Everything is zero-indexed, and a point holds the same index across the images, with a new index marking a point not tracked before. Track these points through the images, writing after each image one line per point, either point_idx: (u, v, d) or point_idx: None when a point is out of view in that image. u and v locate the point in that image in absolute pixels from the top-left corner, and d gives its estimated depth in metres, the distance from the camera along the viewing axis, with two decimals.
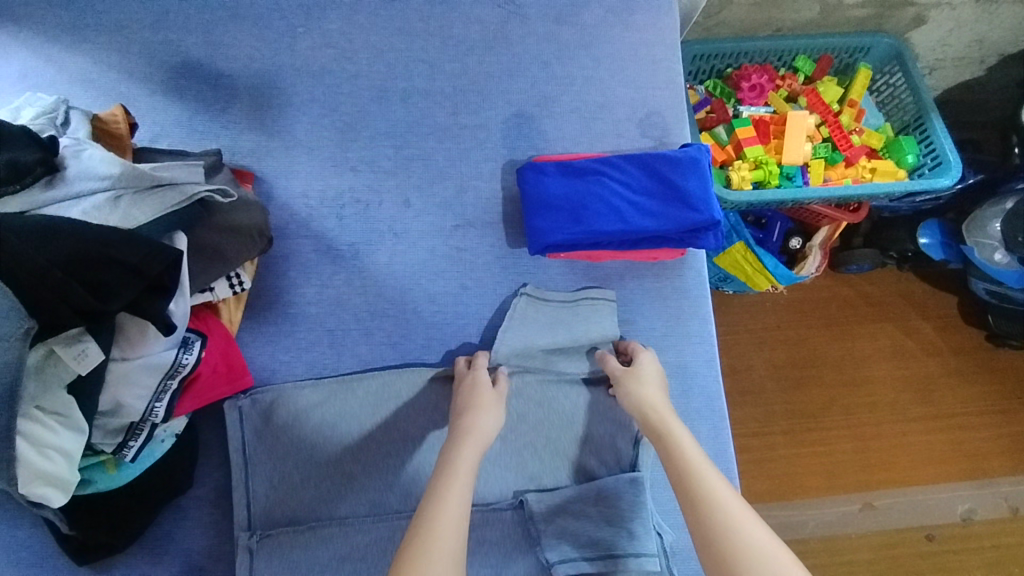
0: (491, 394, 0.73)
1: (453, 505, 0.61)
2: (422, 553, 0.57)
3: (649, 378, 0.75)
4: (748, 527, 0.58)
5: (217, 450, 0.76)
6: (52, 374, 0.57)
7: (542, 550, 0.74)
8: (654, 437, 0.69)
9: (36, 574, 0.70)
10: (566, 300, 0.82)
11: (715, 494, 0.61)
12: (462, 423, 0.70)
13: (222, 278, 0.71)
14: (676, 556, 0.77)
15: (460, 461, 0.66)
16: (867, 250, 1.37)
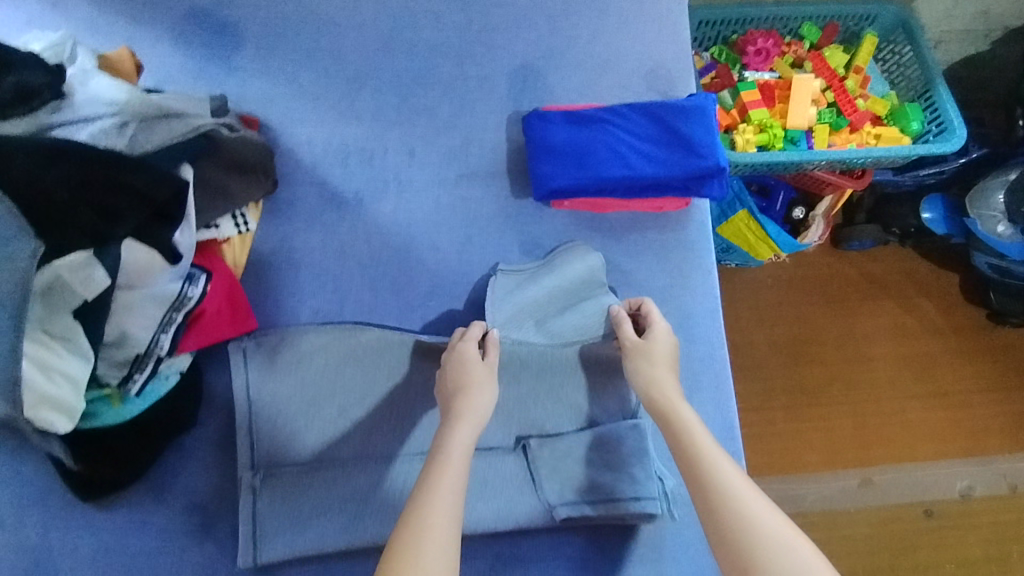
0: (483, 368, 0.70)
1: (447, 487, 0.59)
2: (417, 539, 0.55)
3: (659, 353, 0.72)
4: (763, 512, 0.56)
5: (219, 393, 0.76)
6: (59, 299, 0.56)
7: (543, 493, 0.75)
8: (660, 418, 0.67)
9: (41, 511, 0.71)
10: (539, 263, 0.82)
11: (726, 479, 0.59)
12: (452, 404, 0.67)
13: (227, 217, 0.72)
14: (676, 502, 0.78)
15: (453, 440, 0.63)
16: (868, 226, 1.37)
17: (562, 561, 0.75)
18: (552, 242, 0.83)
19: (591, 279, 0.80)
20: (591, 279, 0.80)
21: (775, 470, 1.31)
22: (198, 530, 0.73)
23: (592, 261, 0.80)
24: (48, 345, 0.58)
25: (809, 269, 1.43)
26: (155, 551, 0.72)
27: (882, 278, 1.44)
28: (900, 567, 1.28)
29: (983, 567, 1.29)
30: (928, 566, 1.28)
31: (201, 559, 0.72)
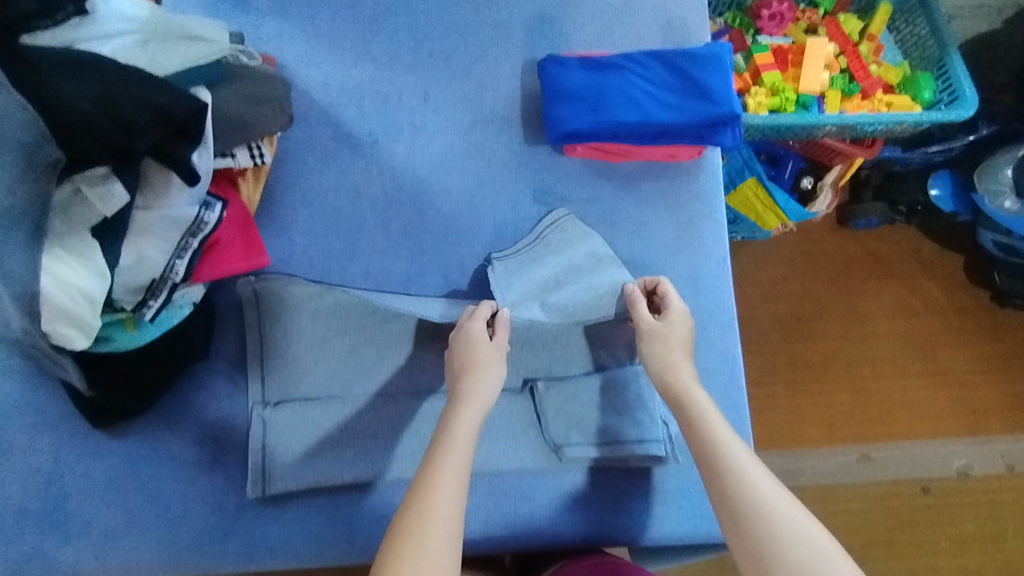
0: (489, 348, 0.69)
1: (451, 471, 0.59)
2: (421, 522, 0.55)
3: (675, 339, 0.71)
4: (780, 506, 0.56)
5: (231, 328, 0.77)
6: (77, 213, 0.58)
7: (549, 432, 0.77)
8: (676, 407, 0.67)
9: (54, 436, 0.72)
10: (531, 241, 0.80)
11: (743, 471, 0.59)
12: (458, 386, 0.66)
13: (243, 146, 0.70)
14: (680, 447, 0.79)
15: (459, 422, 0.63)
16: (876, 205, 1.33)
17: (566, 502, 0.76)
18: (564, 189, 0.83)
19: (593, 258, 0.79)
20: (594, 256, 0.79)
21: (774, 442, 1.30)
22: (208, 460, 0.73)
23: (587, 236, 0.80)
24: (65, 261, 0.59)
25: (815, 245, 1.39)
26: (166, 479, 0.73)
27: (884, 256, 1.39)
28: (896, 543, 1.27)
29: (980, 545, 1.28)
30: (925, 543, 1.28)
31: (210, 488, 0.73)
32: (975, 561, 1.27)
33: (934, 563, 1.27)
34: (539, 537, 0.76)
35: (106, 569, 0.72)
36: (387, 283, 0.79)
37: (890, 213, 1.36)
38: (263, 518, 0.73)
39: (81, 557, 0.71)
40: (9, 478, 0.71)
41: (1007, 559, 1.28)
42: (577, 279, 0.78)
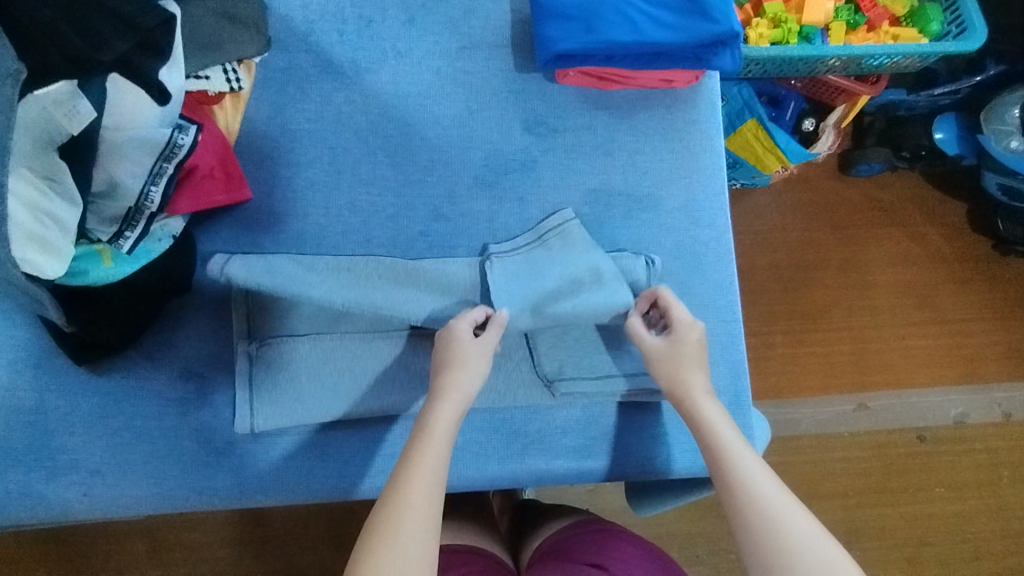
0: (471, 347, 0.66)
1: (427, 471, 0.56)
2: (391, 527, 0.53)
3: (678, 345, 0.67)
4: (783, 516, 0.53)
5: (213, 263, 0.75)
6: (42, 130, 0.54)
7: (541, 367, 0.75)
8: (684, 414, 0.64)
9: (37, 373, 0.70)
10: (531, 239, 0.76)
11: (746, 479, 0.56)
12: (437, 382, 0.64)
13: (218, 66, 0.71)
14: None
15: (435, 420, 0.61)
16: (880, 149, 1.29)
17: (559, 438, 0.75)
18: (556, 118, 0.79)
19: (597, 273, 0.73)
20: (597, 270, 0.74)
21: (771, 392, 1.29)
22: (194, 398, 0.72)
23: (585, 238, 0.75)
24: (34, 185, 0.55)
25: (817, 192, 1.36)
26: (152, 417, 0.71)
27: (886, 204, 1.36)
28: (890, 490, 1.27)
29: (973, 491, 1.29)
30: (919, 489, 1.28)
31: (198, 425, 0.72)
32: (968, 506, 1.28)
33: (926, 508, 1.27)
34: (532, 473, 0.75)
35: (95, 507, 0.71)
36: (372, 217, 0.76)
37: (893, 158, 1.32)
38: (252, 455, 0.72)
39: (68, 494, 0.70)
40: None
41: (998, 504, 1.28)
42: (579, 291, 0.73)
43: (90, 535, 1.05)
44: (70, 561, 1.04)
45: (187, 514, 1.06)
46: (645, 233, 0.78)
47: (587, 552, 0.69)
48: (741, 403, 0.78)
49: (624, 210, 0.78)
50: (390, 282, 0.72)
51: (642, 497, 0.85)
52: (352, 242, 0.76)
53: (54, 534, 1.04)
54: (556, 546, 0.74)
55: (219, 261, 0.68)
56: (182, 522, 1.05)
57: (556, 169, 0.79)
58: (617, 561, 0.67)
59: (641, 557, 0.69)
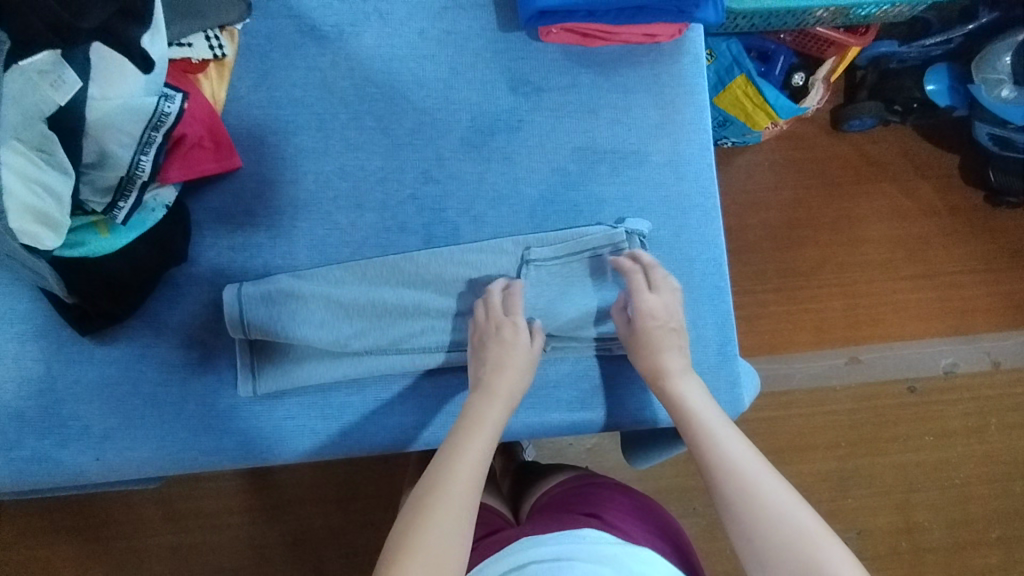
0: (523, 353, 0.71)
1: (474, 460, 0.61)
2: (439, 508, 0.57)
3: (652, 321, 0.72)
4: (767, 485, 0.58)
5: (207, 231, 0.76)
6: (30, 102, 0.55)
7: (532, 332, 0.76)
8: (667, 398, 0.69)
9: (42, 345, 0.73)
10: (569, 250, 0.76)
11: (734, 454, 0.61)
12: (484, 382, 0.69)
13: (200, 34, 0.71)
14: None
15: (489, 418, 0.65)
16: (871, 103, 1.29)
17: (553, 392, 0.77)
18: (540, 77, 0.79)
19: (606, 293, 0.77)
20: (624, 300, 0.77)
21: (764, 349, 1.31)
22: (197, 362, 0.74)
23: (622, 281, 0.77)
24: (27, 157, 0.57)
25: (808, 149, 1.36)
26: (158, 382, 0.74)
27: (879, 158, 1.37)
28: (881, 441, 1.31)
29: (962, 438, 1.32)
30: (907, 437, 1.31)
31: (203, 389, 0.74)
32: (956, 453, 1.32)
33: (915, 456, 1.31)
34: (528, 427, 0.77)
35: (109, 470, 0.74)
36: (363, 180, 0.77)
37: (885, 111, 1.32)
38: (257, 416, 0.75)
39: (83, 458, 0.73)
40: (3, 386, 0.72)
41: (985, 450, 1.32)
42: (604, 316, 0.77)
43: (105, 505, 1.08)
44: (88, 529, 1.08)
45: (197, 483, 1.09)
46: (632, 190, 0.79)
47: (585, 504, 0.72)
48: (729, 355, 0.80)
49: (612, 168, 0.79)
50: (401, 313, 0.75)
51: (637, 450, 0.88)
52: (344, 207, 0.77)
53: (72, 503, 1.09)
54: (555, 499, 0.77)
55: (234, 287, 0.73)
56: (192, 490, 1.09)
57: (543, 129, 0.79)
58: (612, 511, 0.70)
59: (635, 510, 0.72)
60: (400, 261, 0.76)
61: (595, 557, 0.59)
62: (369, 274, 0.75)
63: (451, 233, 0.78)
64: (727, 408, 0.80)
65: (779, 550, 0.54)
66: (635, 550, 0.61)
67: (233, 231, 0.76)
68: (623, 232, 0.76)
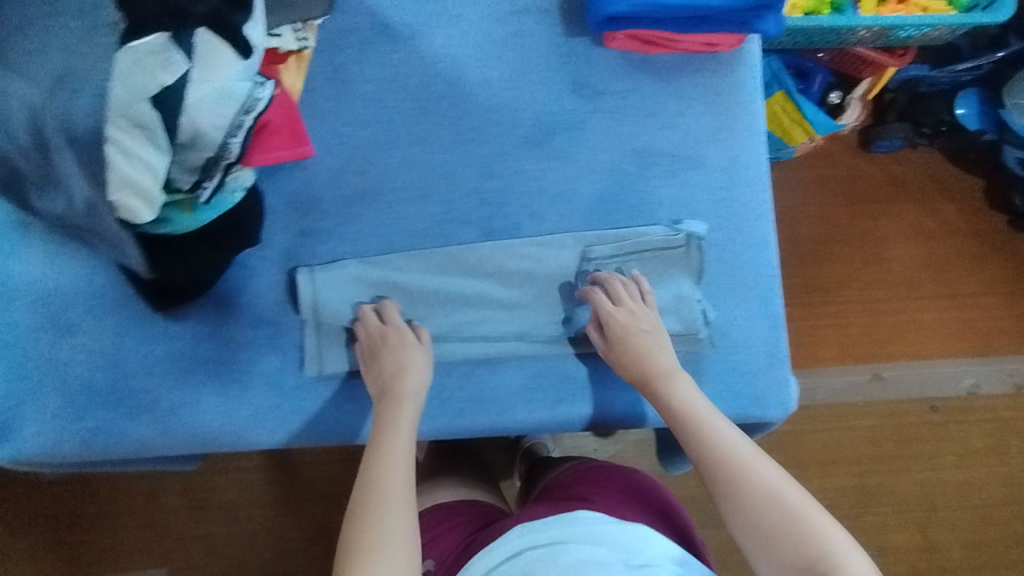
0: (416, 351, 0.74)
1: (399, 462, 0.64)
2: (381, 512, 0.60)
3: (625, 331, 0.75)
4: (758, 467, 0.62)
5: (278, 216, 0.78)
6: (138, 81, 0.58)
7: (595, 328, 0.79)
8: (653, 395, 0.72)
9: (115, 319, 0.75)
10: (628, 249, 0.80)
11: (722, 442, 0.65)
12: (389, 388, 0.71)
13: (288, 26, 0.71)
14: (728, 338, 0.81)
15: (402, 419, 0.68)
16: (902, 125, 1.32)
17: (605, 384, 0.79)
18: (602, 80, 0.82)
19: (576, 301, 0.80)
20: (681, 298, 0.80)
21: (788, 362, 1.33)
22: (264, 342, 0.77)
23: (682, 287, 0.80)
24: (128, 132, 0.60)
25: (838, 167, 1.39)
26: (226, 359, 0.76)
27: (903, 180, 1.39)
28: (902, 458, 1.32)
29: (982, 458, 1.33)
30: (928, 456, 1.32)
31: (269, 368, 0.77)
32: (977, 474, 1.33)
33: (935, 475, 1.32)
34: (579, 417, 0.79)
35: (173, 444, 0.76)
36: (428, 173, 0.80)
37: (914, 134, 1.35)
38: (318, 397, 0.77)
39: (149, 431, 0.75)
40: (76, 357, 0.75)
41: (1006, 472, 1.33)
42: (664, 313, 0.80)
43: (141, 490, 1.15)
44: (122, 513, 1.14)
45: (228, 474, 1.16)
46: (688, 193, 0.82)
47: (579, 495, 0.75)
48: (779, 357, 0.82)
49: (668, 170, 0.82)
50: (463, 302, 0.79)
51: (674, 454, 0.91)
52: (409, 198, 0.79)
53: (110, 485, 1.15)
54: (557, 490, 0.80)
55: (306, 272, 0.76)
56: (220, 480, 1.15)
57: (604, 130, 0.82)
58: (604, 497, 0.74)
59: (627, 494, 0.76)
60: (463, 252, 0.78)
61: (592, 538, 0.63)
62: (433, 263, 0.78)
63: (511, 227, 0.80)
64: (776, 410, 0.81)
65: (777, 524, 0.58)
66: (630, 526, 0.65)
67: (303, 216, 0.78)
68: (682, 235, 0.79)
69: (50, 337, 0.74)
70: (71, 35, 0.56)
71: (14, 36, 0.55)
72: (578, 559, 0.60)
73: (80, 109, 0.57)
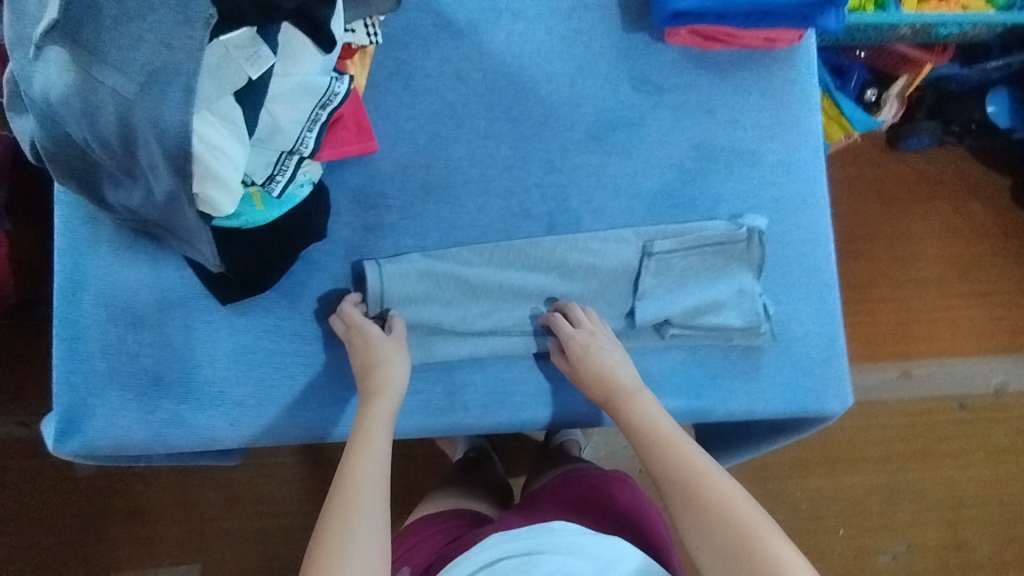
0: (390, 345, 0.73)
1: (370, 464, 0.63)
2: (351, 519, 0.59)
3: (582, 350, 0.74)
4: (716, 483, 0.61)
5: (343, 209, 0.79)
6: (225, 75, 0.59)
7: (659, 325, 0.80)
8: (614, 412, 0.72)
9: (183, 312, 0.76)
10: (691, 244, 0.79)
11: (681, 458, 0.64)
12: (366, 387, 0.71)
13: (360, 22, 0.73)
14: (787, 332, 0.82)
15: (375, 418, 0.68)
16: (930, 123, 1.33)
17: (667, 378, 0.80)
18: (661, 76, 0.82)
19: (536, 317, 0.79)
20: (741, 292, 0.80)
21: None
22: (330, 335, 0.78)
23: (742, 282, 0.80)
24: (212, 125, 0.60)
25: (871, 164, 1.39)
26: (292, 352, 0.77)
27: (933, 178, 1.40)
28: (932, 455, 1.32)
29: (1010, 456, 1.34)
30: (957, 453, 1.33)
31: (334, 360, 0.77)
32: (1004, 471, 1.34)
33: (964, 472, 1.33)
34: None
35: (239, 436, 0.76)
36: (490, 168, 0.80)
37: (943, 130, 1.35)
38: None
39: (217, 423, 0.76)
40: (146, 350, 0.75)
41: None
42: (728, 307, 0.79)
43: (177, 486, 1.14)
44: (158, 510, 1.14)
45: (262, 469, 1.15)
46: (746, 188, 0.82)
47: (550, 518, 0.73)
48: (837, 351, 0.82)
49: (727, 165, 0.82)
50: (523, 296, 0.79)
51: (720, 446, 0.93)
52: (472, 192, 0.80)
53: (145, 483, 1.14)
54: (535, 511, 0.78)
55: (374, 267, 0.76)
56: (252, 476, 1.15)
57: (663, 125, 0.82)
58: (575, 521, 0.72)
59: (603, 509, 0.77)
60: (526, 246, 0.79)
61: (569, 548, 0.62)
62: (496, 257, 0.79)
63: (573, 222, 0.81)
64: (836, 402, 0.81)
65: (736, 542, 0.57)
66: (607, 538, 0.63)
67: (367, 211, 0.79)
68: (745, 230, 0.79)
69: (119, 330, 0.75)
70: (163, 26, 0.54)
71: (106, 23, 0.54)
72: (555, 570, 0.59)
73: (169, 102, 0.56)
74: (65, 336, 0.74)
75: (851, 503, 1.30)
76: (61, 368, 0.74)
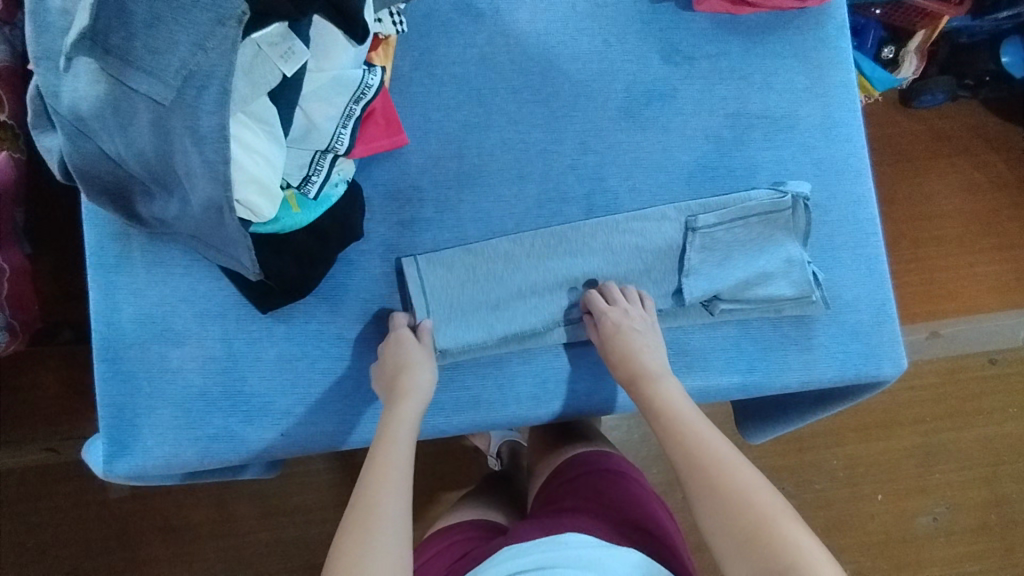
0: (419, 348, 0.71)
1: (394, 467, 0.61)
2: (373, 523, 0.56)
3: (616, 330, 0.72)
4: (741, 474, 0.58)
5: (377, 207, 0.77)
6: (260, 73, 0.57)
7: (706, 302, 0.78)
8: (639, 395, 0.70)
9: (222, 324, 0.74)
10: (735, 217, 0.77)
11: (708, 446, 0.62)
12: (395, 387, 0.69)
13: (386, 12, 0.71)
14: (835, 299, 0.80)
15: (402, 421, 0.66)
16: (944, 78, 1.30)
17: (720, 354, 0.79)
18: (690, 46, 0.80)
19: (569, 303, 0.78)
20: (790, 262, 0.78)
21: None
22: (374, 336, 0.76)
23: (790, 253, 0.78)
24: (248, 126, 0.58)
25: (890, 123, 1.37)
26: (336, 357, 0.75)
27: (951, 134, 1.37)
28: (965, 414, 1.31)
29: None
30: (990, 410, 1.32)
31: None
32: None
33: (998, 428, 1.31)
34: (692, 390, 0.78)
35: (288, 445, 0.75)
36: (523, 153, 0.78)
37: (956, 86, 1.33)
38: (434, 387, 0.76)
39: (265, 434, 0.74)
40: (188, 365, 0.73)
41: None
42: (778, 277, 0.77)
43: (211, 500, 1.13)
44: (192, 526, 1.13)
45: (294, 478, 1.14)
46: (786, 154, 0.80)
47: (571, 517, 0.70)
48: (887, 315, 0.81)
49: (764, 133, 0.80)
50: (568, 283, 0.77)
51: (756, 425, 0.91)
52: (507, 179, 0.78)
53: (179, 500, 1.13)
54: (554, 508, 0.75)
55: (413, 264, 0.75)
56: (286, 486, 1.14)
57: (696, 97, 0.80)
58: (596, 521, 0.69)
59: (621, 501, 0.74)
60: (567, 231, 0.77)
61: (579, 563, 0.60)
62: (537, 247, 0.77)
63: (612, 203, 0.79)
64: (890, 366, 0.80)
65: (758, 532, 0.54)
66: (616, 551, 0.62)
67: (402, 206, 0.77)
68: (789, 198, 0.77)
69: (161, 347, 0.73)
70: (196, 27, 0.53)
71: (139, 29, 0.53)
72: None
73: (205, 107, 0.55)
74: (104, 358, 0.73)
75: (888, 468, 1.28)
76: (102, 391, 0.72)
